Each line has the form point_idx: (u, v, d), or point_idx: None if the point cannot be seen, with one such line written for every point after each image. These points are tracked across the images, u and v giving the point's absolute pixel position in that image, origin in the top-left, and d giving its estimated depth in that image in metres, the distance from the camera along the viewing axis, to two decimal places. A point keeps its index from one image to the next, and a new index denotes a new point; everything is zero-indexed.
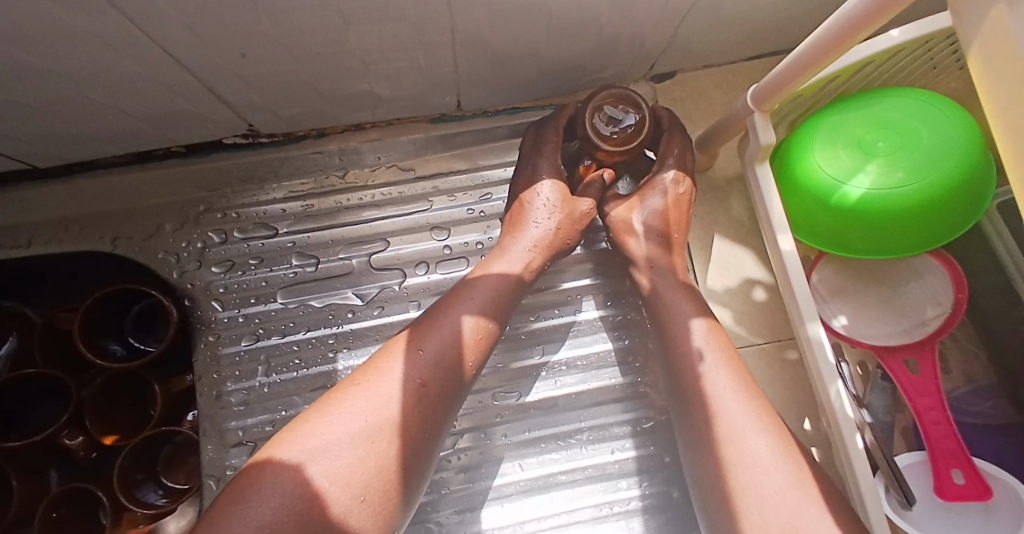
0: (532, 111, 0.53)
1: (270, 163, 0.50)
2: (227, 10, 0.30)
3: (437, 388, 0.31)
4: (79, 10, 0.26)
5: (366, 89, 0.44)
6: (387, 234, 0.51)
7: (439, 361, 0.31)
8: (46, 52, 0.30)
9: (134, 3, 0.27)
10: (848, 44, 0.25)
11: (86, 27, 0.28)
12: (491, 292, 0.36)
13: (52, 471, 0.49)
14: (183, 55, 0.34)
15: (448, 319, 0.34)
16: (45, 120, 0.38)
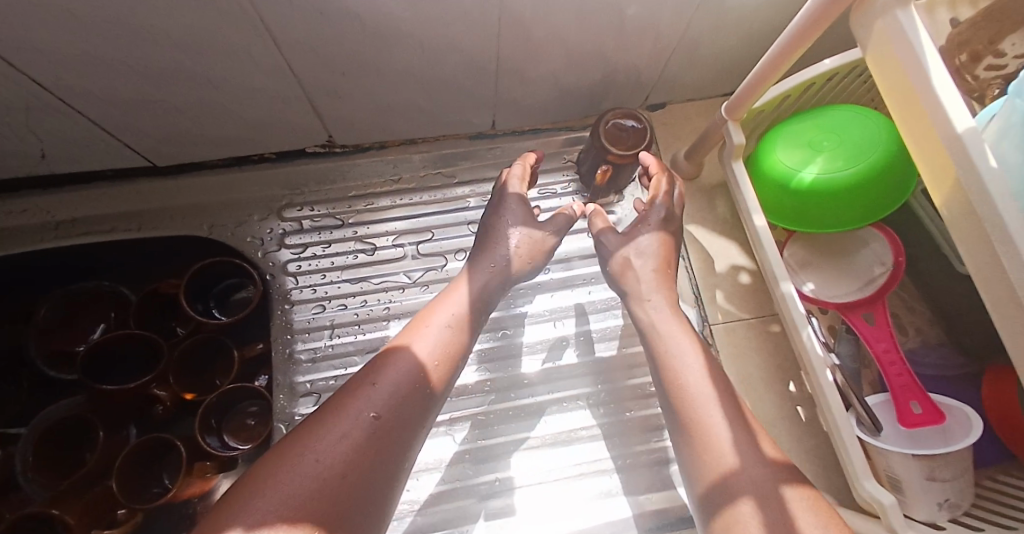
0: (551, 131, 0.65)
1: (340, 168, 0.61)
2: (343, 30, 0.42)
3: (410, 407, 0.33)
4: (257, 25, 0.39)
5: (422, 105, 0.57)
6: (433, 226, 0.61)
7: (409, 382, 0.33)
8: (218, 58, 0.42)
9: (292, 23, 0.40)
10: (793, 55, 0.37)
11: (254, 40, 0.41)
12: (451, 329, 0.38)
13: (130, 428, 0.55)
14: (298, 66, 0.46)
15: (410, 347, 0.36)
16: (185, 119, 0.50)
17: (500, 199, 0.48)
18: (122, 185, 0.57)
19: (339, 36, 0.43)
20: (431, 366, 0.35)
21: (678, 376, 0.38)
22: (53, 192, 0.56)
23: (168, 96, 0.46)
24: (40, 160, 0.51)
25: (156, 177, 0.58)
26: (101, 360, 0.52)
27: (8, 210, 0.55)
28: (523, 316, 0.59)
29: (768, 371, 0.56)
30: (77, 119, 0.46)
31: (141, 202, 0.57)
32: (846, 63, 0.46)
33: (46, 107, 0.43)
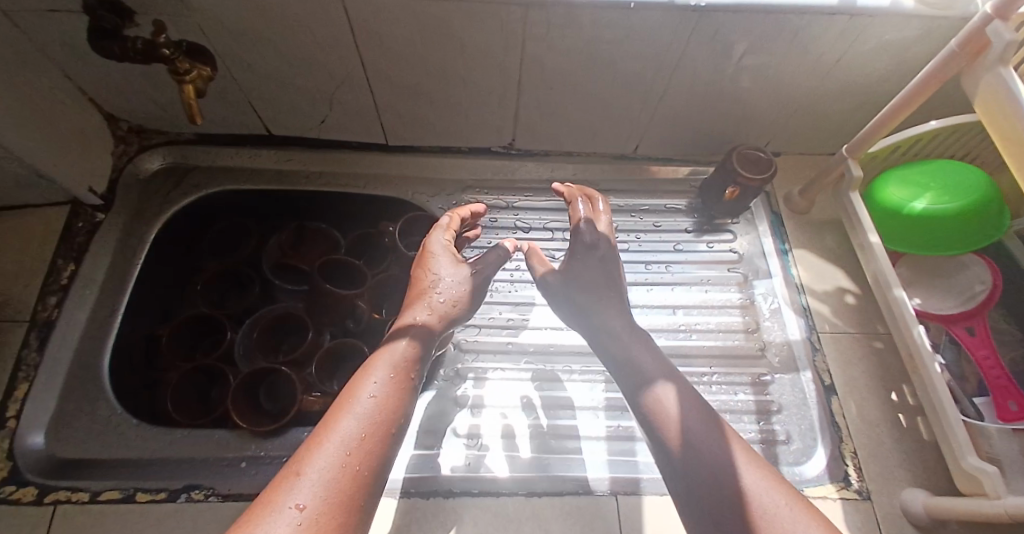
0: (682, 162, 0.79)
1: (512, 166, 0.78)
2: (569, 51, 0.59)
3: (366, 459, 0.33)
4: (528, 38, 0.57)
5: (591, 125, 0.72)
6: (576, 219, 0.75)
7: (353, 442, 0.34)
8: (485, 58, 0.60)
9: (548, 39, 0.57)
10: (923, 94, 0.51)
11: (516, 47, 0.58)
12: (387, 382, 0.39)
13: (327, 333, 0.69)
14: (524, 73, 0.63)
15: (347, 412, 0.36)
16: (431, 104, 0.68)
17: (426, 247, 0.53)
18: (357, 153, 0.76)
19: (564, 54, 0.60)
20: (370, 424, 0.35)
21: (663, 408, 0.40)
22: (307, 150, 0.75)
23: (428, 83, 0.64)
24: (318, 124, 0.71)
25: (381, 151, 0.76)
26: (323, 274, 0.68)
27: (279, 157, 0.74)
28: (646, 302, 0.69)
29: (871, 380, 0.62)
30: (362, 90, 0.65)
31: (367, 168, 0.76)
32: (950, 125, 0.59)
33: (352, 76, 0.63)
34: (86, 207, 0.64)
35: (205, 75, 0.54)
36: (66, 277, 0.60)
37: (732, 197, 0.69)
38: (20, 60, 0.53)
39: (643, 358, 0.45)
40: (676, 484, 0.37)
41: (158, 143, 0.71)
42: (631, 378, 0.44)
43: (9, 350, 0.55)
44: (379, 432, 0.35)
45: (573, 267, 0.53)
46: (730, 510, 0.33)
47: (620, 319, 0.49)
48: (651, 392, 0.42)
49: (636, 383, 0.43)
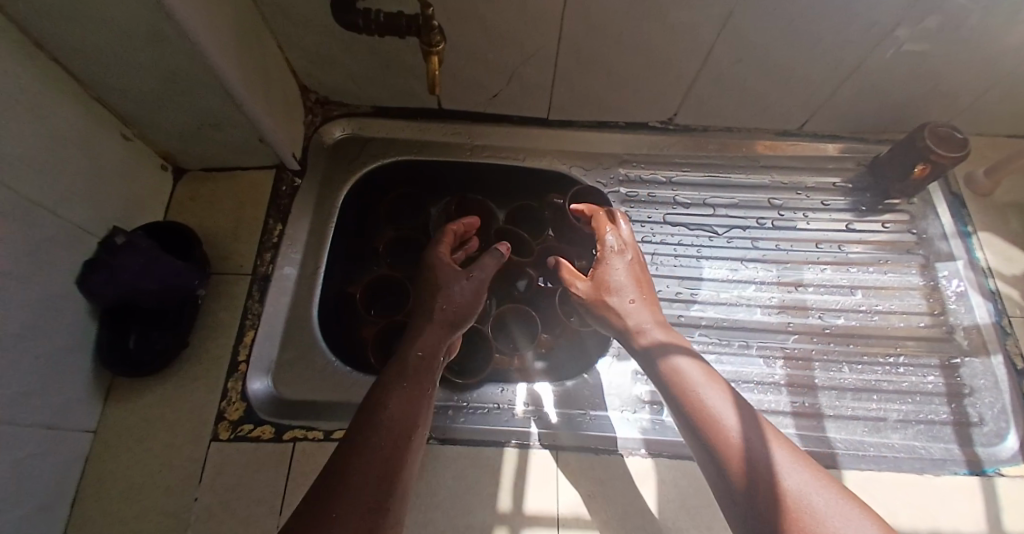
0: (844, 139, 0.79)
1: (670, 141, 0.78)
2: (772, 22, 0.58)
3: (394, 463, 0.42)
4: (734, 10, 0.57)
5: (761, 95, 0.72)
6: (741, 195, 0.76)
7: (384, 451, 0.43)
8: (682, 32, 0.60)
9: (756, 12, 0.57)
10: None
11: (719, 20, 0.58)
12: (404, 394, 0.48)
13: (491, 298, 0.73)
14: (716, 46, 0.62)
15: (376, 422, 0.44)
16: (607, 78, 0.68)
17: (432, 259, 0.63)
18: (518, 127, 0.77)
19: (767, 29, 0.59)
20: (395, 432, 0.44)
21: (701, 403, 0.44)
22: (473, 123, 0.77)
23: (613, 56, 0.65)
24: (491, 98, 0.73)
25: (542, 125, 0.77)
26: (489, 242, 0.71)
27: (445, 131, 0.77)
28: (819, 279, 0.69)
29: None
30: (546, 64, 0.66)
31: (527, 141, 0.77)
32: None
33: (543, 50, 0.63)
34: (287, 172, 0.68)
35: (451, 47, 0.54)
36: (275, 235, 0.64)
37: (920, 175, 0.70)
38: (256, 32, 0.56)
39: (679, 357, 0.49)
40: (715, 473, 0.41)
41: (340, 116, 0.74)
42: (666, 373, 0.49)
43: (235, 301, 0.59)
44: (402, 438, 0.44)
45: (608, 269, 0.59)
46: (772, 509, 0.36)
47: (655, 326, 0.54)
48: (683, 391, 0.46)
49: (667, 380, 0.48)
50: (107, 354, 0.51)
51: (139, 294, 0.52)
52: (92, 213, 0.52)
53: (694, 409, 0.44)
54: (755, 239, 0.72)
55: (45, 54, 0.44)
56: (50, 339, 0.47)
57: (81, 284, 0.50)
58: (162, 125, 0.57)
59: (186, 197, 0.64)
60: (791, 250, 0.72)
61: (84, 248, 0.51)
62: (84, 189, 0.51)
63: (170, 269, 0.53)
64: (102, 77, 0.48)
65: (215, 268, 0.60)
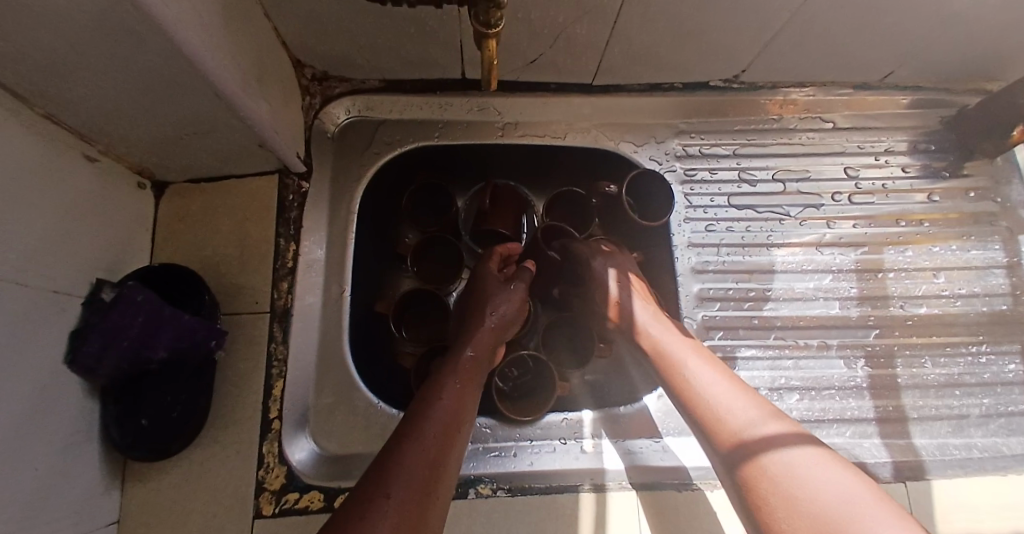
0: (930, 91, 0.68)
1: (732, 104, 0.67)
2: None
3: (443, 458, 0.36)
4: None
5: (855, 47, 0.60)
6: (812, 166, 0.67)
7: (437, 439, 0.37)
8: None
9: None
10: None
11: None
12: (458, 391, 0.43)
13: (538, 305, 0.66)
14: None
15: (434, 408, 0.39)
16: (671, 35, 0.56)
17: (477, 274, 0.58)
18: (560, 97, 0.64)
19: None
20: (451, 424, 0.39)
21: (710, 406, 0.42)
22: (505, 96, 0.64)
23: (692, 8, 0.51)
24: (527, 65, 0.60)
25: (586, 93, 0.65)
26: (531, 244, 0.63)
27: (470, 107, 0.64)
28: (901, 264, 0.63)
29: None
30: (606, 21, 0.53)
31: (569, 114, 0.65)
32: None
33: (607, 4, 0.50)
34: (291, 176, 0.56)
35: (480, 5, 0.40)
36: (291, 258, 0.54)
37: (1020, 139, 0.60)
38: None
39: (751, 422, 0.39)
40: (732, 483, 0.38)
41: (342, 93, 0.61)
42: (732, 444, 0.38)
43: (257, 347, 0.50)
44: (455, 436, 0.39)
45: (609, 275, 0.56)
46: (795, 508, 0.32)
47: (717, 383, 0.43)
48: (720, 423, 0.40)
49: (735, 451, 0.38)
50: (118, 433, 0.43)
51: (146, 363, 0.43)
52: (67, 267, 0.41)
53: (709, 416, 0.41)
54: (830, 220, 0.64)
55: None
56: (50, 437, 0.38)
57: (73, 361, 0.40)
58: (134, 137, 0.44)
59: (173, 218, 0.52)
60: (870, 231, 0.64)
61: (67, 314, 0.40)
62: (54, 237, 0.40)
63: (182, 332, 0.44)
64: (41, 87, 0.36)
65: (228, 306, 0.50)
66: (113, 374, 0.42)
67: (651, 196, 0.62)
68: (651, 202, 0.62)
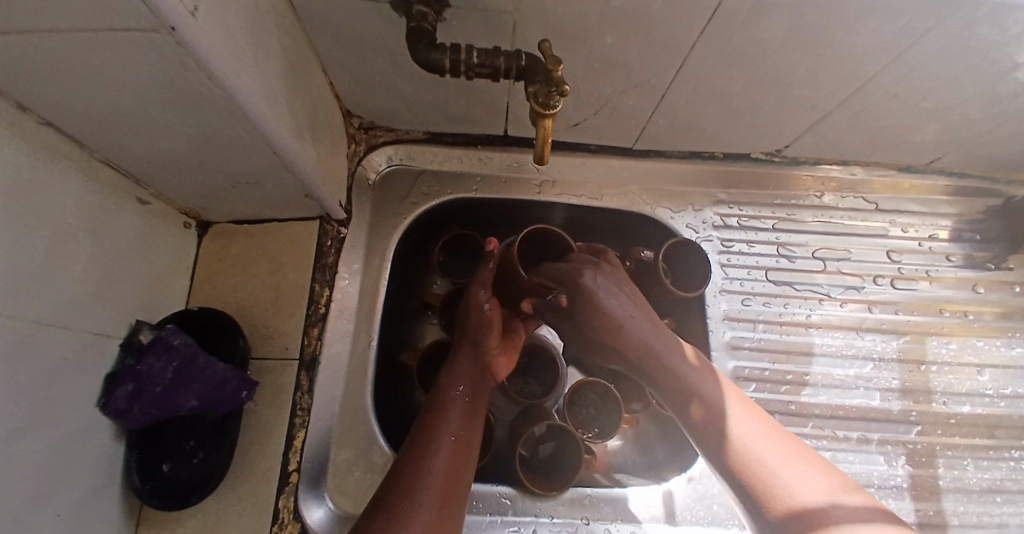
0: (976, 179, 0.68)
1: (771, 177, 0.67)
2: (950, 55, 0.46)
3: (450, 491, 0.39)
4: (898, 40, 0.45)
5: (901, 133, 0.59)
6: (852, 247, 0.67)
7: (441, 474, 0.39)
8: (830, 65, 0.48)
9: (929, 44, 0.45)
10: None
11: (876, 50, 0.46)
12: (462, 404, 0.46)
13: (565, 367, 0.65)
14: (873, 80, 0.50)
15: (433, 442, 0.41)
16: (718, 111, 0.56)
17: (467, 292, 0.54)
18: (599, 158, 0.65)
19: (939, 63, 0.47)
20: (452, 454, 0.41)
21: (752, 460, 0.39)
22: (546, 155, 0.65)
23: (742, 89, 0.52)
24: (569, 127, 0.61)
25: (626, 157, 0.65)
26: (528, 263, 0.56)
27: (508, 163, 0.65)
28: (945, 357, 0.63)
29: None
30: (654, 95, 0.53)
31: (607, 176, 0.66)
32: None
33: (657, 78, 0.51)
34: (331, 222, 0.57)
35: (536, 69, 0.42)
36: (323, 304, 0.55)
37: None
38: (297, 61, 0.44)
39: (802, 488, 0.36)
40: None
41: (386, 142, 0.63)
42: (783, 512, 0.35)
43: (282, 395, 0.50)
44: (458, 463, 0.41)
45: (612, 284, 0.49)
46: None
47: (759, 439, 0.40)
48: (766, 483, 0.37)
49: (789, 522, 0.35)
50: (142, 481, 0.42)
51: (174, 411, 0.43)
52: (108, 310, 0.41)
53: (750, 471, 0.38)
54: (872, 304, 0.64)
55: (31, 117, 0.33)
56: (66, 491, 0.37)
57: (105, 404, 0.40)
58: (185, 183, 0.45)
59: (213, 259, 0.53)
60: (915, 317, 0.64)
61: (104, 357, 0.41)
62: (101, 279, 0.40)
63: (213, 380, 0.44)
64: (111, 140, 0.37)
65: (257, 352, 0.50)
66: (141, 420, 0.42)
67: (686, 265, 0.61)
68: (686, 271, 0.61)
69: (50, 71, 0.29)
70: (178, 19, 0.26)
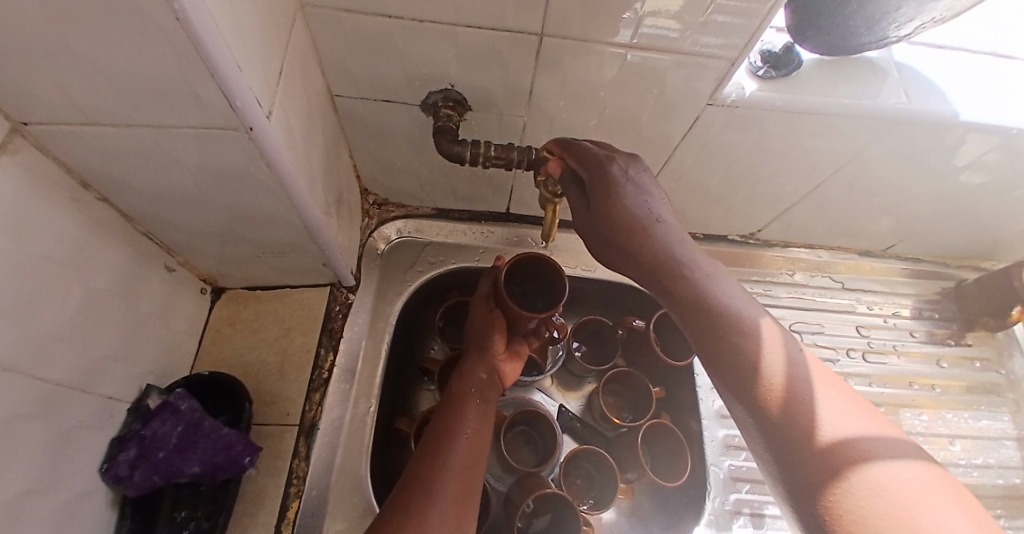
0: (925, 264, 0.77)
1: (747, 256, 0.73)
2: (889, 162, 0.55)
3: (467, 484, 0.42)
4: (845, 150, 0.53)
5: (857, 222, 0.68)
6: (824, 321, 0.72)
7: (457, 469, 0.42)
8: (791, 166, 0.56)
9: (870, 156, 0.54)
10: None
11: (829, 157, 0.54)
12: (476, 412, 0.48)
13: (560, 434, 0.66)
14: (830, 179, 0.58)
15: (449, 440, 0.44)
16: (698, 199, 0.63)
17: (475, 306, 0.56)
18: None
19: (883, 168, 0.56)
20: (468, 450, 0.44)
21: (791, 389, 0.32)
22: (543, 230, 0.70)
23: (719, 182, 0.60)
24: (566, 207, 0.67)
25: None
26: (529, 289, 0.57)
27: (509, 236, 0.70)
28: (918, 428, 0.67)
29: None
30: None
31: None
32: None
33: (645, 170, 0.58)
34: (341, 288, 0.60)
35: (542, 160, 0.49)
36: (327, 368, 0.55)
37: (1020, 318, 0.68)
38: (330, 147, 0.49)
39: (852, 424, 0.31)
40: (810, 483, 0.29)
41: (397, 217, 0.68)
42: (833, 461, 0.29)
43: (280, 461, 0.49)
44: (474, 457, 0.44)
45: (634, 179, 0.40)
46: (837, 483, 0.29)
47: (817, 386, 0.32)
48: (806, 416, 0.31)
49: (820, 451, 0.30)
50: None
51: (175, 478, 0.42)
52: (125, 372, 0.42)
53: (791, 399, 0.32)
54: (847, 376, 0.69)
55: (92, 193, 0.38)
56: None
57: (107, 470, 0.40)
58: (212, 252, 0.49)
59: (223, 323, 0.55)
60: (887, 390, 0.69)
61: (114, 420, 0.41)
62: (124, 340, 0.42)
63: (218, 444, 0.44)
64: (157, 212, 0.41)
65: (258, 417, 0.51)
66: (141, 488, 0.41)
67: (674, 336, 0.65)
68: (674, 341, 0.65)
69: (125, 154, 0.34)
70: (257, 120, 0.32)
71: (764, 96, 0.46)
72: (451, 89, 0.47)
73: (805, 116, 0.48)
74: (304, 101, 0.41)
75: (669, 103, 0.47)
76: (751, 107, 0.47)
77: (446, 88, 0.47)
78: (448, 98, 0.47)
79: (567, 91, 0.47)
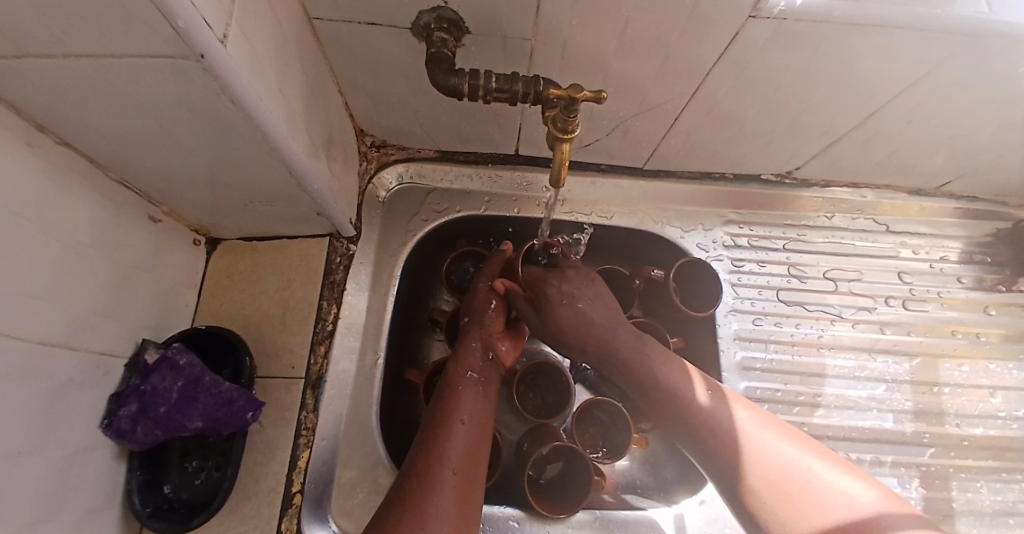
0: (987, 203, 0.69)
1: (781, 198, 0.67)
2: (960, 86, 0.47)
3: (470, 473, 0.39)
4: (901, 73, 0.46)
5: (912, 156, 0.60)
6: (862, 267, 0.67)
7: (458, 458, 0.40)
8: (841, 92, 0.49)
9: (934, 82, 0.47)
10: None
11: (884, 81, 0.47)
12: (478, 399, 0.46)
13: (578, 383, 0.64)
14: (896, 100, 0.49)
15: (448, 428, 0.42)
16: (728, 135, 0.57)
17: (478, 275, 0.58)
18: (608, 177, 0.65)
19: (951, 94, 0.48)
20: (468, 439, 0.42)
21: (736, 436, 0.41)
22: None
23: (755, 113, 0.53)
24: (580, 147, 0.61)
25: (635, 176, 0.65)
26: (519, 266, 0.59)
27: (518, 181, 0.65)
28: (957, 379, 0.63)
29: None
30: (666, 118, 0.54)
31: (618, 196, 0.65)
32: None
33: (671, 102, 0.51)
34: (340, 238, 0.57)
35: (535, 84, 0.42)
36: (331, 320, 0.53)
37: None
38: (311, 82, 0.44)
39: (800, 468, 0.38)
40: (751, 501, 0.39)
41: (397, 160, 0.63)
42: (788, 497, 0.37)
43: (288, 413, 0.48)
44: (477, 446, 0.42)
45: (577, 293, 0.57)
46: (791, 501, 0.36)
47: (763, 432, 0.41)
48: (751, 455, 0.40)
49: (767, 482, 0.38)
50: (143, 500, 0.41)
51: (178, 431, 0.42)
52: (113, 329, 0.41)
53: (741, 445, 0.40)
54: (883, 325, 0.64)
55: (51, 137, 0.34)
56: (67, 514, 0.36)
57: (108, 425, 0.39)
58: (195, 201, 0.46)
59: (222, 275, 0.53)
60: (925, 339, 0.64)
61: (110, 376, 0.40)
62: (108, 298, 0.40)
63: (218, 400, 0.43)
64: (128, 157, 0.38)
65: (263, 370, 0.50)
66: (144, 441, 0.41)
67: (696, 286, 0.61)
68: (696, 290, 0.61)
69: (74, 94, 0.30)
70: (208, 44, 0.27)
71: (820, 6, 0.39)
72: (445, 7, 0.40)
73: (860, 29, 0.40)
74: (270, 23, 0.35)
75: (701, 15, 0.40)
76: (801, 19, 0.39)
77: (440, 7, 0.40)
78: (442, 19, 0.41)
79: (579, 6, 0.40)
